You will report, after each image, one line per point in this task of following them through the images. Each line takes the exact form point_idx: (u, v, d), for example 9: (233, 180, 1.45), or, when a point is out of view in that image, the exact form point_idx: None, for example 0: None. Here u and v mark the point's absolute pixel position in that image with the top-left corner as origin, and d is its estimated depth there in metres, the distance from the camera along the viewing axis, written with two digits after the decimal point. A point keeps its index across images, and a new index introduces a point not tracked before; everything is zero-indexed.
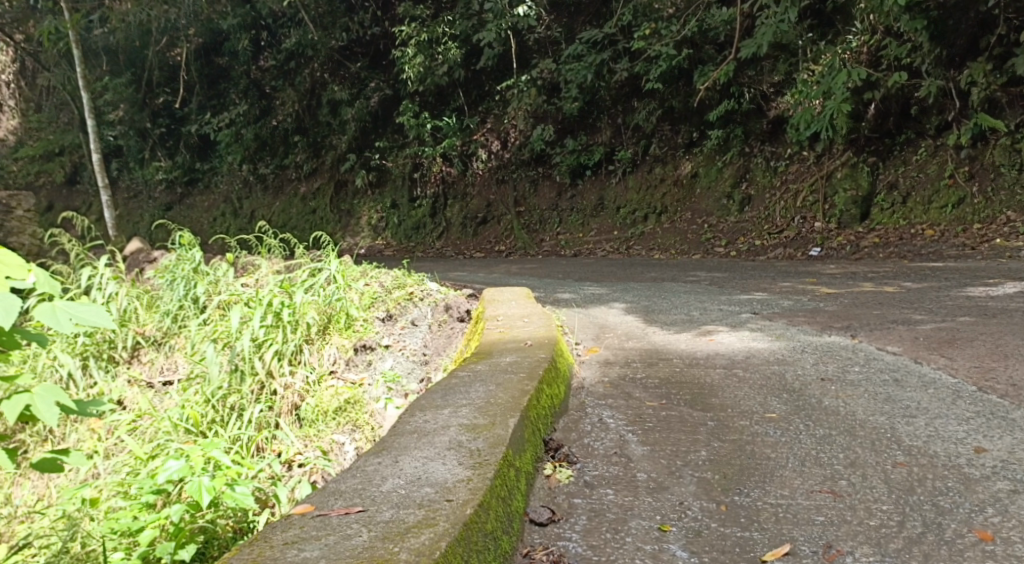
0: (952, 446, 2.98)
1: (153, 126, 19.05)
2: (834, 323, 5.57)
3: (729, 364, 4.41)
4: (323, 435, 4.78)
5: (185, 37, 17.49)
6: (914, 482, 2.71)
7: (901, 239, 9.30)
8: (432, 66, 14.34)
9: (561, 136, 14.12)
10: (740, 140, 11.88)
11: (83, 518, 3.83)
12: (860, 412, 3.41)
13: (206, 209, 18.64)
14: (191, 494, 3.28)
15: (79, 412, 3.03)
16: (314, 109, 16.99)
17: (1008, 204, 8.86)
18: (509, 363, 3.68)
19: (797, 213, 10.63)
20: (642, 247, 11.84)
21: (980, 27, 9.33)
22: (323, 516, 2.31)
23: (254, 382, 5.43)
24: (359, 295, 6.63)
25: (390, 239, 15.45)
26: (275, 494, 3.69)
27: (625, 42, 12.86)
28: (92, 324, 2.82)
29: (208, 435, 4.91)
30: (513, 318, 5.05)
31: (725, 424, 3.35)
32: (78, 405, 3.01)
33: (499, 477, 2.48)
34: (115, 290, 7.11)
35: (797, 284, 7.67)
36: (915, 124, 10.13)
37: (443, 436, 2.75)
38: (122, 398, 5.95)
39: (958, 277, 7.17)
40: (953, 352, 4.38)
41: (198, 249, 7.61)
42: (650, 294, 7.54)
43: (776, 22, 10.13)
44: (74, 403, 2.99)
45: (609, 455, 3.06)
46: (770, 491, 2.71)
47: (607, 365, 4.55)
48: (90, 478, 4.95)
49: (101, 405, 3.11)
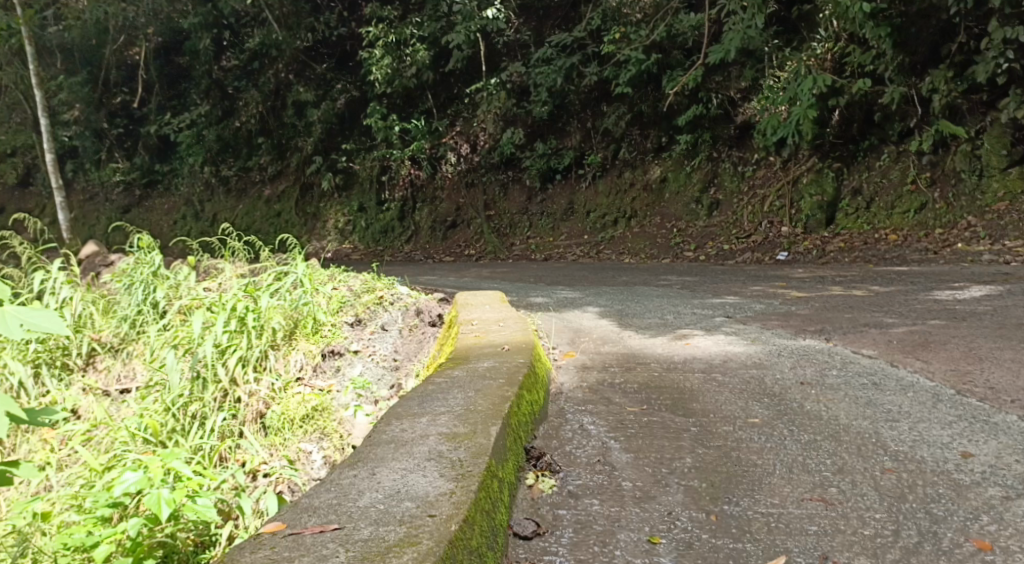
0: (938, 450, 2.94)
1: (110, 126, 18.64)
2: (808, 326, 5.55)
3: (706, 368, 4.35)
4: (290, 443, 4.64)
5: (144, 35, 17.26)
6: (904, 489, 2.66)
7: (865, 244, 9.35)
8: (400, 68, 14.27)
9: (530, 139, 14.06)
10: (708, 145, 11.92)
11: (35, 533, 3.67)
12: (843, 416, 3.36)
13: (167, 212, 18.24)
14: (148, 507, 3.13)
15: (28, 421, 2.83)
16: (278, 111, 16.75)
17: (969, 210, 8.94)
18: (486, 369, 3.57)
19: (764, 217, 10.67)
20: (612, 252, 11.80)
21: (941, 35, 9.36)
22: (296, 535, 2.19)
23: (217, 390, 5.27)
24: (327, 299, 6.49)
25: (357, 243, 15.25)
26: (239, 506, 3.58)
27: (594, 46, 12.86)
28: (42, 330, 2.64)
29: (167, 445, 4.75)
30: (487, 322, 4.95)
31: (708, 429, 3.28)
32: (28, 416, 2.82)
33: (484, 490, 2.37)
34: (69, 295, 6.92)
35: (767, 288, 7.65)
36: (878, 130, 10.17)
37: (422, 446, 2.64)
38: (76, 407, 5.77)
39: (923, 280, 7.20)
40: (928, 355, 4.36)
41: (157, 252, 7.41)
42: (623, 298, 7.49)
43: (743, 28, 10.19)
44: (24, 414, 2.80)
45: (593, 464, 2.97)
46: (760, 500, 2.64)
47: (584, 369, 4.47)
48: (43, 491, 4.78)
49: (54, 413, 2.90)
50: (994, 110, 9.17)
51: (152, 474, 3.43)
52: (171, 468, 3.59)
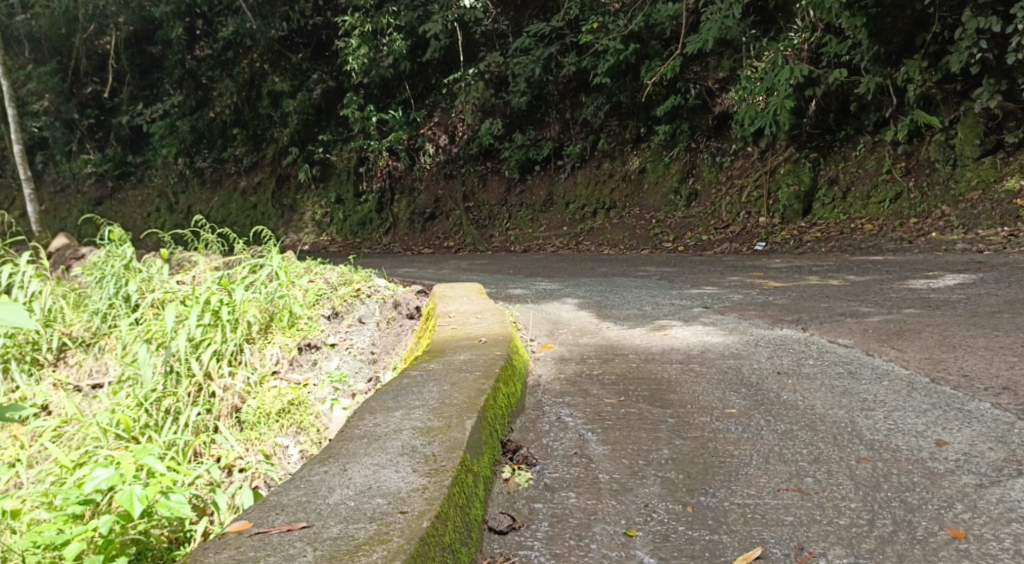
0: (912, 439, 2.95)
1: (80, 117, 18.37)
2: (785, 316, 5.56)
3: (684, 359, 4.35)
4: (266, 438, 4.61)
5: (115, 24, 17.05)
6: (879, 478, 2.67)
7: (842, 234, 9.38)
8: (376, 58, 14.20)
9: (509, 130, 14.03)
10: (687, 136, 11.92)
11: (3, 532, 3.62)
12: (819, 406, 3.37)
13: (140, 204, 17.98)
14: (120, 504, 3.06)
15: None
16: (253, 102, 16.67)
17: (942, 199, 8.98)
18: (463, 362, 3.55)
19: (742, 208, 10.69)
20: (591, 243, 11.80)
21: (915, 25, 9.40)
22: (262, 534, 2.15)
23: (191, 385, 5.23)
24: (303, 291, 6.44)
25: (334, 236, 15.13)
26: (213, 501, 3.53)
27: (572, 36, 12.87)
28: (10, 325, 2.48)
29: (140, 440, 4.69)
30: (465, 314, 4.91)
31: (685, 420, 3.27)
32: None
33: (457, 485, 2.35)
34: (38, 289, 6.82)
35: (744, 278, 7.67)
36: (854, 120, 10.23)
37: (395, 441, 2.61)
38: (47, 403, 5.69)
39: (899, 270, 7.23)
40: (903, 344, 4.38)
41: (129, 245, 7.32)
42: (602, 289, 7.48)
43: (721, 17, 10.18)
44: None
45: (569, 456, 2.95)
46: (736, 491, 2.63)
47: (562, 361, 4.45)
48: (13, 488, 4.72)
49: (24, 408, 2.73)
50: (968, 100, 9.18)
51: (123, 470, 3.38)
52: (143, 464, 3.55)
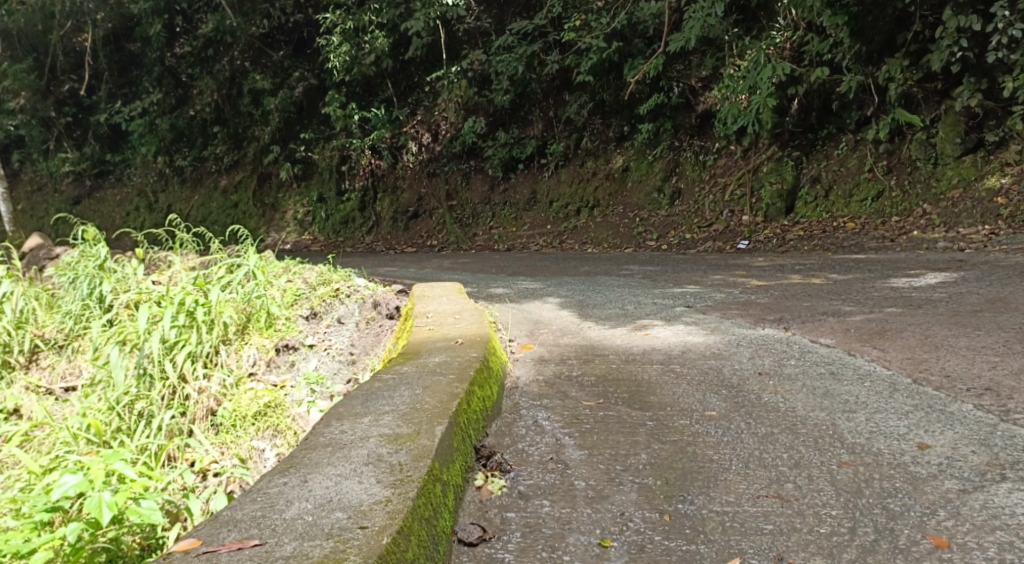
0: (894, 442, 2.89)
1: (58, 115, 18.14)
2: (766, 315, 5.51)
3: (665, 359, 4.29)
4: (241, 441, 4.51)
5: (92, 21, 16.85)
6: (860, 484, 2.60)
7: (824, 232, 9.35)
8: (358, 55, 14.08)
9: (492, 128, 13.93)
10: (670, 134, 11.88)
11: None
12: (800, 407, 3.30)
13: (118, 203, 17.75)
14: (90, 510, 2.96)
15: None
16: (234, 99, 16.51)
17: (924, 198, 8.96)
18: (437, 364, 3.46)
19: (725, 207, 10.66)
20: (575, 242, 11.73)
21: (896, 24, 9.39)
22: (210, 553, 2.05)
23: (165, 388, 5.11)
24: (281, 292, 6.32)
25: (316, 234, 14.99)
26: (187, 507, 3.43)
27: (555, 34, 12.78)
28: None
29: (112, 445, 4.57)
30: (443, 314, 4.83)
31: (664, 423, 3.20)
32: None
33: (423, 496, 2.27)
34: (10, 290, 6.69)
35: (727, 277, 7.63)
36: (836, 119, 10.23)
37: (361, 449, 2.53)
38: (19, 407, 5.56)
39: (880, 268, 7.22)
40: (885, 344, 4.32)
41: (103, 245, 7.20)
42: (584, 288, 7.40)
43: (703, 16, 10.12)
44: None
45: (545, 462, 2.87)
46: (715, 498, 2.56)
47: (541, 362, 4.37)
48: None
49: None
50: (949, 99, 9.18)
51: (93, 476, 3.26)
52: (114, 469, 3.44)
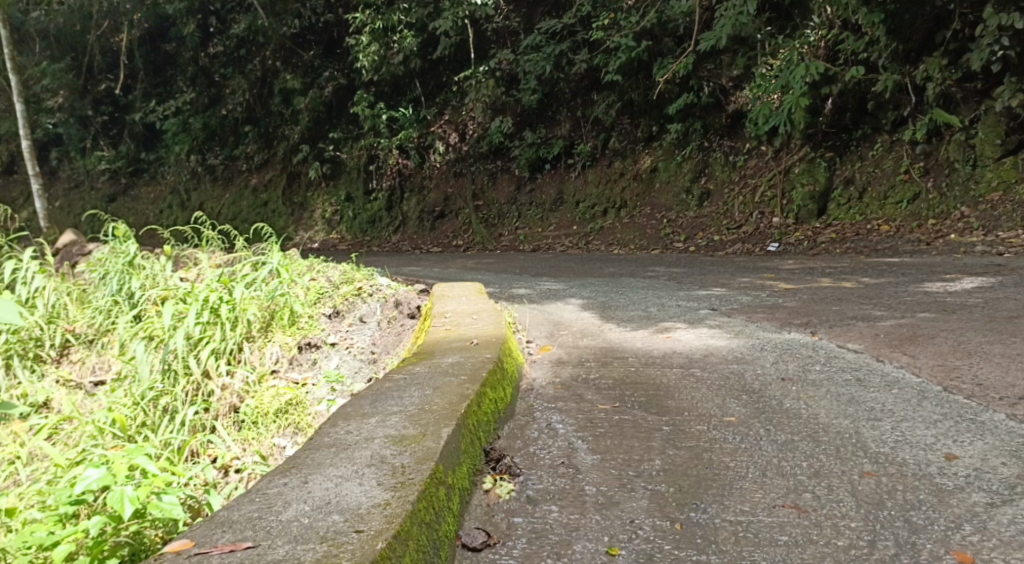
0: (921, 452, 2.78)
1: (95, 114, 18.39)
2: (793, 319, 5.38)
3: (686, 363, 4.19)
4: (262, 438, 4.48)
5: (129, 22, 17.08)
6: (883, 495, 2.50)
7: (857, 235, 9.16)
8: (387, 55, 14.12)
9: (520, 128, 13.86)
10: (699, 134, 11.75)
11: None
12: (823, 414, 3.19)
13: (152, 201, 17.94)
14: (111, 504, 2.93)
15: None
16: (265, 99, 16.63)
17: (962, 200, 8.77)
18: (450, 365, 3.40)
19: (755, 208, 10.50)
20: (601, 243, 11.63)
21: (935, 22, 9.22)
22: (202, 556, 2.01)
23: (189, 383, 5.11)
24: (304, 290, 6.31)
25: (344, 233, 15.02)
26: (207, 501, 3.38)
27: (583, 33, 12.73)
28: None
29: (137, 440, 4.56)
30: (461, 314, 4.77)
31: (681, 428, 3.11)
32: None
33: (425, 499, 2.21)
34: (42, 285, 6.75)
35: (755, 279, 7.50)
36: (871, 119, 10.02)
37: (365, 450, 2.47)
38: (49, 400, 5.58)
39: (914, 272, 7.05)
40: (915, 350, 4.19)
41: (133, 241, 7.22)
42: (608, 290, 7.30)
43: (735, 14, 9.97)
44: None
45: (556, 466, 2.81)
46: (729, 507, 2.47)
47: (559, 364, 4.30)
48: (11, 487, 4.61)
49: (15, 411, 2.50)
50: (989, 99, 8.98)
51: (115, 470, 3.24)
52: (136, 464, 3.40)
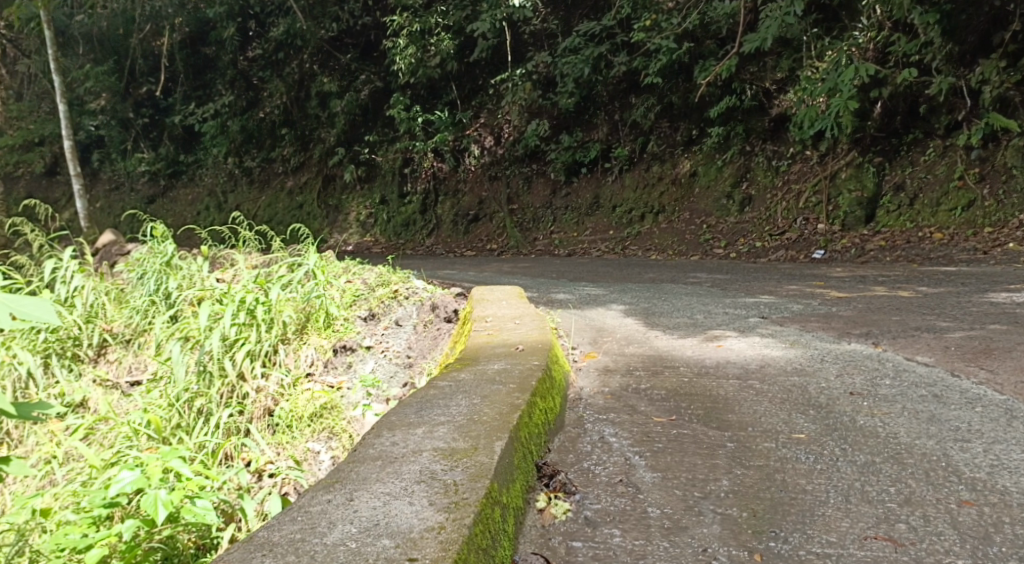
0: (1021, 479, 2.52)
1: (136, 116, 18.51)
2: (851, 329, 5.09)
3: (742, 374, 3.93)
4: (297, 442, 4.29)
5: (170, 26, 17.20)
6: (988, 529, 2.25)
7: (908, 243, 8.81)
8: (424, 57, 13.92)
9: (556, 131, 13.64)
10: (742, 138, 11.43)
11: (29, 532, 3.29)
12: (903, 434, 2.93)
13: (190, 203, 17.97)
14: (143, 508, 2.76)
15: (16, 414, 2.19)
16: (302, 101, 16.59)
17: (1020, 207, 8.40)
18: (497, 372, 3.19)
19: (799, 214, 10.16)
20: (638, 248, 11.37)
21: (992, 23, 8.96)
22: None
23: (224, 385, 4.96)
24: (339, 292, 6.13)
25: (378, 236, 14.87)
26: (241, 506, 3.18)
27: (623, 35, 12.51)
28: (34, 321, 2.02)
29: (171, 442, 4.41)
30: (503, 318, 4.56)
31: (747, 445, 2.87)
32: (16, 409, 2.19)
33: (481, 523, 2.01)
34: (80, 285, 6.65)
35: (804, 287, 7.20)
36: (923, 123, 9.66)
37: (413, 465, 2.27)
38: (85, 399, 5.47)
39: (975, 282, 6.70)
40: (993, 365, 3.90)
41: (171, 241, 7.08)
42: (650, 296, 7.06)
43: (781, 15, 9.61)
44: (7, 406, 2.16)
45: (614, 484, 2.58)
46: (813, 536, 2.24)
47: (606, 372, 4.07)
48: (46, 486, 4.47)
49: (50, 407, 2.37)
50: None
51: (150, 473, 3.06)
52: (169, 467, 3.24)
